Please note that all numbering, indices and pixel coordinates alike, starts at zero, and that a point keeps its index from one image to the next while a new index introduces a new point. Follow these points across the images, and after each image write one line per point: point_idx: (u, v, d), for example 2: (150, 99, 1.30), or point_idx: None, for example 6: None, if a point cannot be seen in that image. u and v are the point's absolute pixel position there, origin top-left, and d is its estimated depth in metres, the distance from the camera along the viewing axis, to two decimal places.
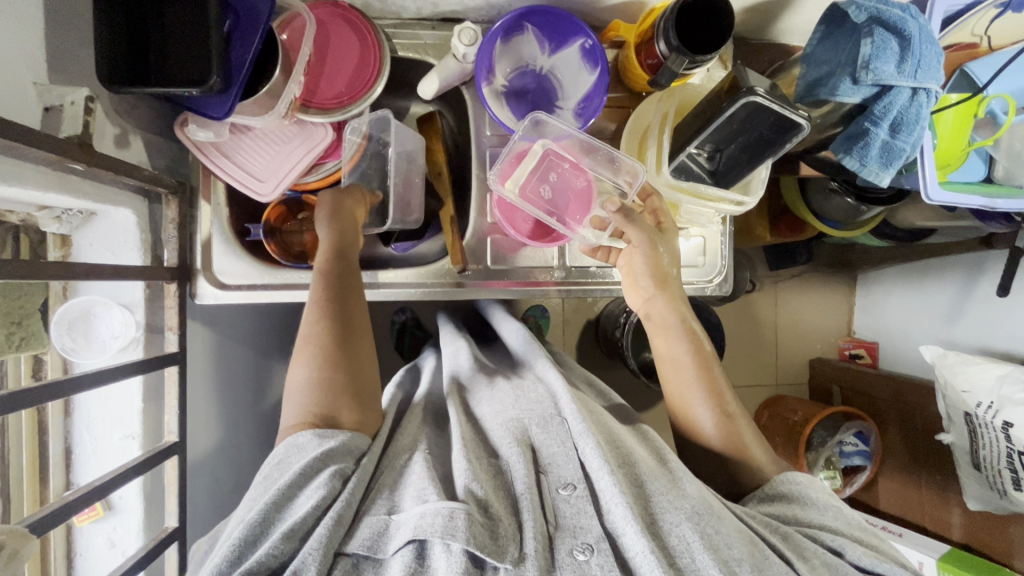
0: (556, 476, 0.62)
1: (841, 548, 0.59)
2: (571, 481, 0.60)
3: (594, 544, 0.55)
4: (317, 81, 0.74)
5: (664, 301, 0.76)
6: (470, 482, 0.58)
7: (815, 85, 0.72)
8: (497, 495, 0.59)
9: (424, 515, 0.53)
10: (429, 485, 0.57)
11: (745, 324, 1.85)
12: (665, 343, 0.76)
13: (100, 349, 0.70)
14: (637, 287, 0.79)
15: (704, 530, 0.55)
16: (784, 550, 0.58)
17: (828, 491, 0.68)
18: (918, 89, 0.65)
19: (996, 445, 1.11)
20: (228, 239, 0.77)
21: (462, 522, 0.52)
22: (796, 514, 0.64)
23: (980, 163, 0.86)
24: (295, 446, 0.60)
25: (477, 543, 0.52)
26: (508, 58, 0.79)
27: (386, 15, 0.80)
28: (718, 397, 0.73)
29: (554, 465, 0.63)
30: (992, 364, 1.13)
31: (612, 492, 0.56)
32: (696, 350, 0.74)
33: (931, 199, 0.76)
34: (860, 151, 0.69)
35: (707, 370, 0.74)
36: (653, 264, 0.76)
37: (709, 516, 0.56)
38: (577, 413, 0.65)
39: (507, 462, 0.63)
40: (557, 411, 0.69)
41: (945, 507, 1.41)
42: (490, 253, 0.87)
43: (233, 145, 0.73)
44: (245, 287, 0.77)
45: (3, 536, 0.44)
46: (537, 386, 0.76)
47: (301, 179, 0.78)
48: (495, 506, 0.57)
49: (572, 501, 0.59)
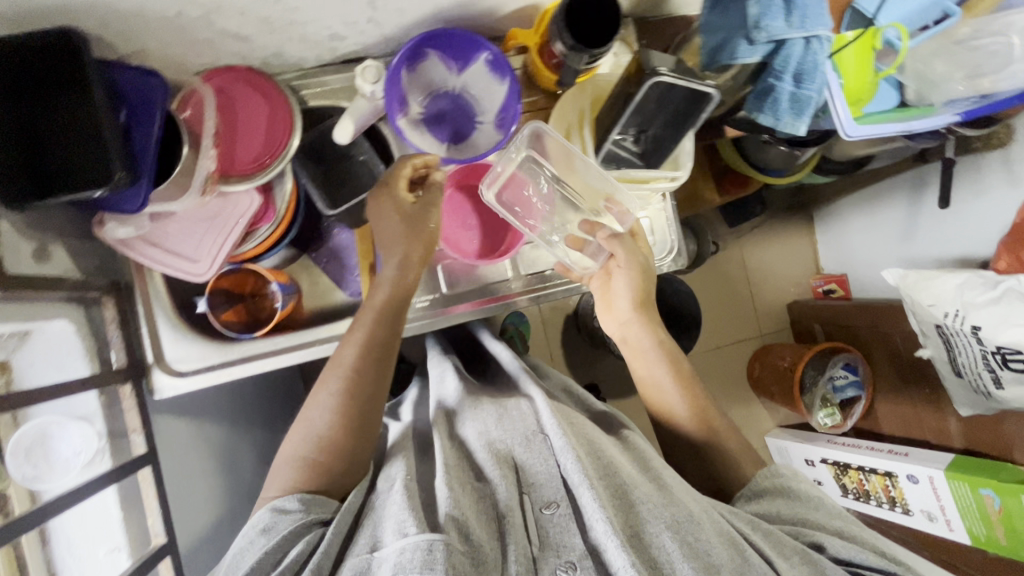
0: (539, 495, 0.63)
1: (821, 543, 0.62)
2: (552, 499, 0.62)
3: (576, 562, 0.56)
4: (232, 148, 0.74)
5: (639, 325, 0.85)
6: (450, 510, 0.59)
7: (716, 52, 0.72)
8: (480, 522, 0.60)
9: (403, 550, 0.53)
10: (408, 517, 0.57)
11: (718, 283, 1.94)
12: (643, 364, 0.85)
13: (64, 469, 0.62)
14: (612, 312, 0.87)
15: (685, 538, 0.56)
16: (772, 552, 0.59)
17: (813, 486, 0.73)
18: (810, 38, 0.66)
19: (971, 350, 1.14)
20: (176, 325, 0.76)
21: (440, 553, 0.52)
22: (780, 511, 0.67)
23: (892, 90, 0.91)
24: (281, 504, 0.63)
25: (455, 572, 0.52)
26: (418, 85, 0.81)
27: (287, 69, 0.79)
28: (694, 394, 0.83)
29: (536, 485, 0.64)
30: (950, 275, 1.17)
31: (593, 508, 0.56)
32: (673, 367, 0.83)
33: (849, 135, 0.79)
34: (771, 107, 0.71)
35: (686, 380, 0.83)
36: (631, 288, 0.84)
37: (688, 523, 0.57)
38: (554, 429, 0.66)
39: (492, 484, 0.65)
40: (535, 426, 0.70)
41: (942, 417, 1.46)
42: (444, 278, 0.87)
43: (162, 232, 0.71)
44: (204, 369, 0.76)
45: None
46: (519, 405, 0.76)
47: (237, 250, 0.76)
48: (474, 532, 0.57)
49: (556, 519, 0.60)
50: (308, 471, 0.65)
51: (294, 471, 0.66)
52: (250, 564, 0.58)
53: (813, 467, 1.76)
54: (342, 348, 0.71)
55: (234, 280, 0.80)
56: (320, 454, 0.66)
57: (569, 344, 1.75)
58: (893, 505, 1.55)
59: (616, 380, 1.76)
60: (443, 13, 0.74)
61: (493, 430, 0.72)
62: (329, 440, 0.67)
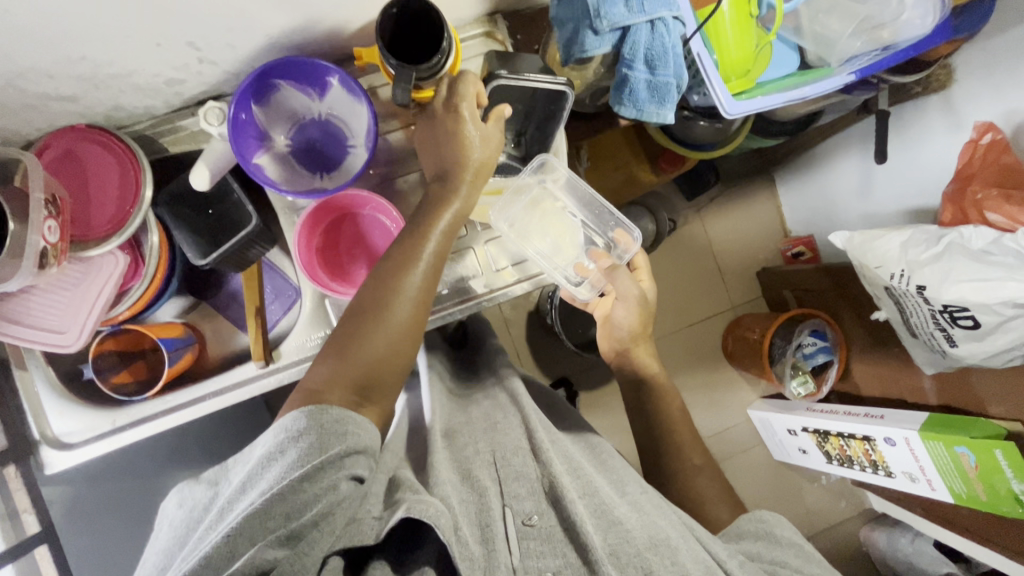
0: (518, 510, 0.69)
1: None
2: (530, 512, 0.68)
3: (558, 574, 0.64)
4: (86, 210, 0.71)
5: (637, 348, 0.94)
6: (451, 500, 0.65)
7: (569, 46, 0.68)
8: (480, 548, 0.63)
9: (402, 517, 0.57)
10: (417, 490, 0.61)
11: (684, 259, 1.88)
12: (636, 388, 0.93)
13: None
14: (609, 336, 0.95)
15: (667, 561, 0.63)
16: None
17: (793, 529, 0.78)
18: (655, 20, 0.62)
19: (921, 311, 1.08)
20: (63, 396, 0.74)
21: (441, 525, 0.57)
22: (762, 552, 0.73)
23: (792, 52, 0.86)
24: (316, 410, 0.57)
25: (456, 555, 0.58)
26: (280, 118, 0.78)
27: (140, 119, 0.77)
28: (676, 404, 0.93)
29: (518, 499, 0.69)
30: (895, 233, 1.12)
31: (580, 515, 0.65)
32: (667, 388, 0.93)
33: (730, 114, 0.75)
34: (630, 97, 0.65)
35: (675, 398, 0.93)
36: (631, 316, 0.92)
37: (666, 547, 0.65)
38: (548, 453, 0.73)
39: (483, 493, 0.68)
40: (527, 443, 0.76)
41: (915, 375, 1.41)
42: (334, 314, 0.82)
43: (21, 309, 0.69)
44: (95, 438, 0.74)
45: None
46: (511, 425, 0.80)
47: (111, 312, 0.74)
48: (465, 533, 0.61)
49: (538, 529, 0.67)
50: (346, 368, 0.62)
51: (328, 368, 0.62)
52: (271, 488, 0.52)
53: (796, 437, 1.69)
54: (407, 253, 0.67)
55: (127, 340, 0.79)
56: (366, 356, 0.63)
57: (534, 342, 1.70)
58: (876, 468, 1.48)
59: (587, 372, 1.71)
60: (282, 39, 0.71)
61: (483, 443, 0.78)
62: (374, 337, 0.64)
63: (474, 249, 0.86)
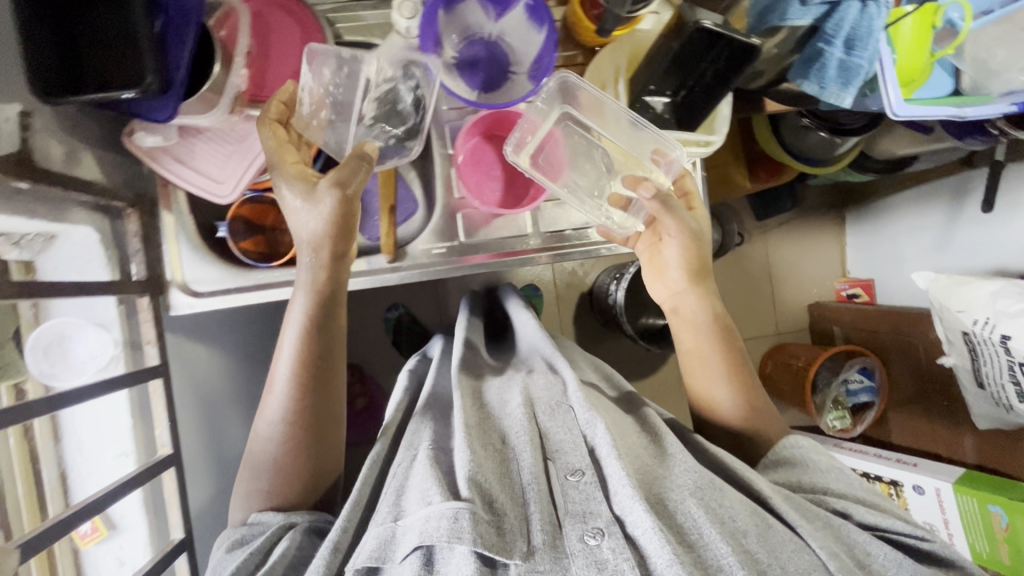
0: (565, 463, 0.63)
1: (847, 510, 0.63)
2: (578, 466, 0.62)
3: (604, 528, 0.56)
4: (263, 73, 0.73)
5: (695, 296, 0.77)
6: (472, 475, 0.59)
7: (765, 12, 0.69)
8: (502, 487, 0.60)
9: (428, 518, 0.55)
10: (432, 485, 0.58)
11: (741, 276, 1.87)
12: (692, 336, 0.77)
13: (80, 370, 0.69)
14: (664, 279, 0.79)
15: (709, 504, 0.57)
16: (791, 513, 0.60)
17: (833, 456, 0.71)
18: (867, 1, 0.64)
19: (997, 360, 1.09)
20: (197, 248, 0.76)
21: (466, 522, 0.54)
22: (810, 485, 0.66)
23: (946, 76, 0.87)
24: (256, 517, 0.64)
25: (483, 542, 0.54)
26: (455, 27, 0.79)
27: (324, 1, 0.79)
28: (745, 390, 0.75)
29: (562, 452, 0.64)
30: (985, 282, 1.13)
31: (619, 475, 0.58)
32: (724, 347, 0.76)
33: (898, 116, 0.74)
34: (817, 74, 0.69)
35: (733, 356, 0.76)
36: (688, 254, 0.75)
37: (711, 489, 0.59)
38: (580, 402, 0.68)
39: (511, 449, 0.66)
40: (563, 397, 0.71)
41: (958, 433, 1.42)
42: (462, 229, 0.84)
43: (188, 149, 0.71)
44: (220, 292, 0.76)
45: None
46: (546, 376, 0.76)
47: (261, 176, 0.77)
48: (499, 501, 0.58)
49: (582, 486, 0.60)
50: (278, 479, 0.65)
51: (265, 481, 0.66)
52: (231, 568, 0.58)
53: None
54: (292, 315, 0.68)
55: (259, 209, 0.82)
56: (287, 458, 0.66)
57: (583, 322, 1.72)
58: None
59: (628, 364, 1.73)
60: None
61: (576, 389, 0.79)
62: (294, 438, 0.66)
63: None
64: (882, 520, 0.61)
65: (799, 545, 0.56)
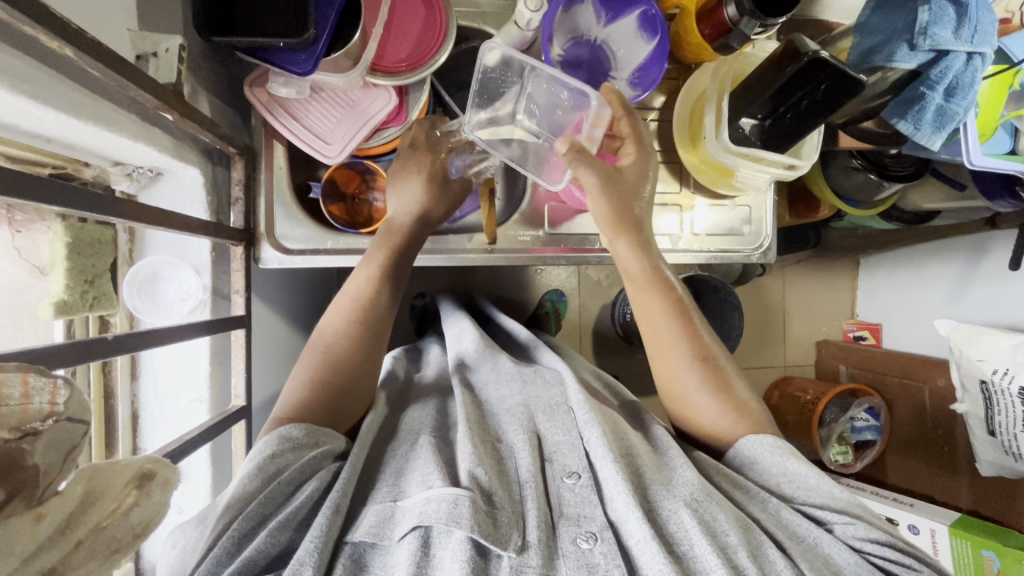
0: (561, 464, 0.59)
1: (830, 524, 0.57)
2: (574, 469, 0.58)
3: (598, 533, 0.53)
4: (382, 44, 0.73)
5: (623, 242, 0.71)
6: (474, 468, 0.56)
7: (870, 53, 0.75)
8: (501, 482, 0.57)
9: (428, 502, 0.52)
10: (433, 470, 0.55)
11: (757, 308, 1.85)
12: (649, 315, 0.71)
13: (168, 311, 0.69)
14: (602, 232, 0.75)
15: (703, 517, 0.53)
16: (776, 533, 0.56)
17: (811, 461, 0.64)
18: (973, 55, 0.68)
19: (1012, 411, 1.15)
20: (289, 206, 0.77)
21: (466, 509, 0.51)
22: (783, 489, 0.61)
23: (1005, 137, 0.86)
24: (292, 438, 0.57)
25: (481, 530, 0.50)
26: (565, 27, 0.81)
27: None
28: (694, 339, 0.69)
29: (559, 454, 0.60)
30: (1006, 335, 1.19)
31: (615, 481, 0.55)
32: (675, 305, 0.70)
33: (973, 164, 0.79)
34: (915, 115, 0.73)
35: (685, 315, 0.70)
36: (608, 199, 0.69)
37: (707, 502, 0.55)
38: (581, 403, 0.64)
39: (508, 446, 0.62)
40: (563, 398, 0.67)
41: (953, 479, 1.45)
42: (547, 221, 0.87)
43: (303, 108, 0.73)
44: (310, 251, 0.77)
45: (149, 464, 0.41)
46: (540, 372, 0.73)
47: (365, 143, 0.77)
48: (497, 495, 0.55)
49: (576, 490, 0.57)
50: (313, 394, 0.63)
51: (295, 396, 0.63)
52: (257, 492, 0.52)
53: None
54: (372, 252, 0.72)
55: (347, 173, 0.80)
56: (328, 379, 0.64)
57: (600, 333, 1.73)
58: None
59: None
60: None
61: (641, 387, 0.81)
62: (337, 362, 0.66)
63: (680, 209, 0.92)
64: (866, 539, 0.55)
65: (787, 565, 0.52)
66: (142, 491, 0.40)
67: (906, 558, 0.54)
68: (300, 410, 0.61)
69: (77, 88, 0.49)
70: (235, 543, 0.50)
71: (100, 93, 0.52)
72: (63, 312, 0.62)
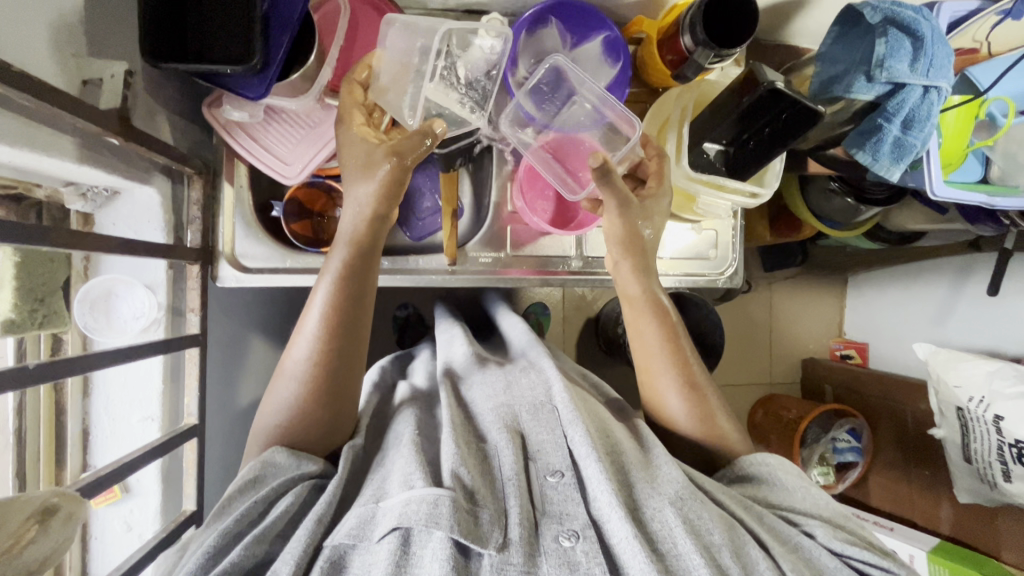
0: (544, 462, 0.60)
1: (812, 531, 0.57)
2: (558, 467, 0.59)
3: (579, 530, 0.53)
4: (345, 65, 0.75)
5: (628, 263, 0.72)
6: (457, 467, 0.56)
7: (830, 83, 0.75)
8: (484, 482, 0.57)
9: (408, 502, 0.52)
10: (415, 470, 0.55)
11: (743, 325, 1.85)
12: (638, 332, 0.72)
13: (122, 329, 0.71)
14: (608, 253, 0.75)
15: (687, 515, 0.53)
16: (762, 534, 0.55)
17: (802, 474, 0.65)
18: (929, 87, 0.68)
19: (987, 439, 1.14)
20: (250, 223, 0.76)
21: (446, 508, 0.51)
22: (766, 497, 0.62)
23: (977, 164, 0.86)
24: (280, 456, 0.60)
25: (461, 529, 0.50)
26: (530, 51, 0.80)
27: (411, 6, 0.82)
28: (684, 367, 0.69)
29: (542, 452, 0.61)
30: (983, 361, 1.18)
31: (599, 480, 0.55)
32: (667, 331, 0.70)
33: (936, 194, 0.78)
34: (873, 145, 0.73)
35: (676, 341, 0.70)
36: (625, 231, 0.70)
37: (693, 501, 0.55)
38: (565, 402, 0.64)
39: (492, 446, 0.62)
40: (547, 398, 0.67)
41: (934, 502, 1.43)
42: (510, 240, 0.87)
43: (262, 129, 0.73)
44: (267, 270, 0.76)
45: (54, 498, 0.45)
46: (528, 371, 0.74)
47: (325, 164, 0.77)
48: (481, 493, 0.55)
49: (560, 488, 0.57)
50: (306, 409, 0.62)
51: (270, 433, 0.63)
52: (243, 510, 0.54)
53: None
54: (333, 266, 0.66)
55: (310, 193, 0.81)
56: (310, 393, 0.62)
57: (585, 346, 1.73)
58: None
59: None
60: None
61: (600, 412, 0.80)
62: (318, 374, 0.63)
63: None
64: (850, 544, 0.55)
65: (769, 565, 0.52)
66: (43, 526, 0.43)
67: (885, 561, 0.54)
68: (283, 430, 0.62)
69: (15, 116, 0.50)
70: (209, 557, 0.51)
71: (40, 120, 0.53)
72: (12, 331, 0.62)
